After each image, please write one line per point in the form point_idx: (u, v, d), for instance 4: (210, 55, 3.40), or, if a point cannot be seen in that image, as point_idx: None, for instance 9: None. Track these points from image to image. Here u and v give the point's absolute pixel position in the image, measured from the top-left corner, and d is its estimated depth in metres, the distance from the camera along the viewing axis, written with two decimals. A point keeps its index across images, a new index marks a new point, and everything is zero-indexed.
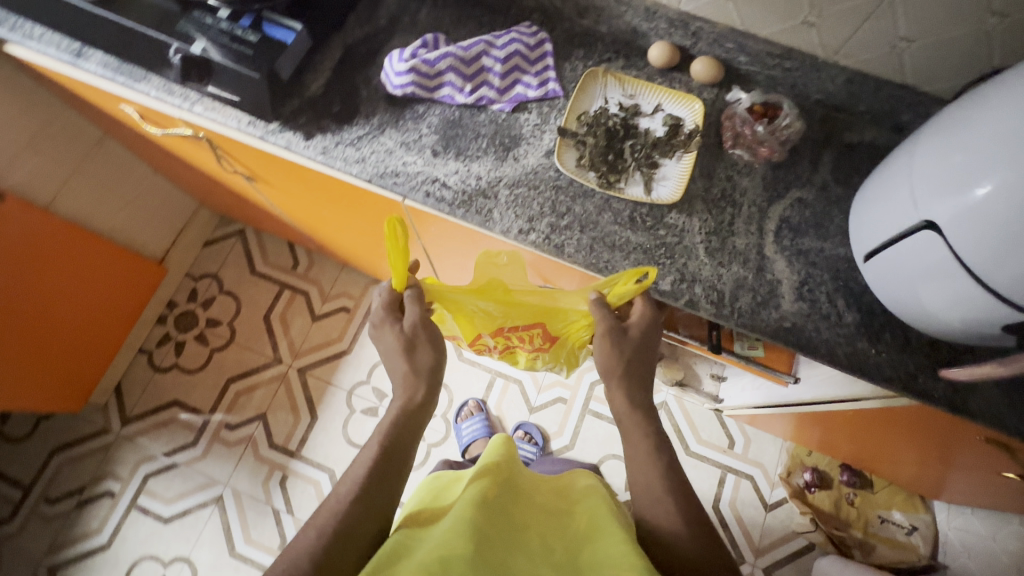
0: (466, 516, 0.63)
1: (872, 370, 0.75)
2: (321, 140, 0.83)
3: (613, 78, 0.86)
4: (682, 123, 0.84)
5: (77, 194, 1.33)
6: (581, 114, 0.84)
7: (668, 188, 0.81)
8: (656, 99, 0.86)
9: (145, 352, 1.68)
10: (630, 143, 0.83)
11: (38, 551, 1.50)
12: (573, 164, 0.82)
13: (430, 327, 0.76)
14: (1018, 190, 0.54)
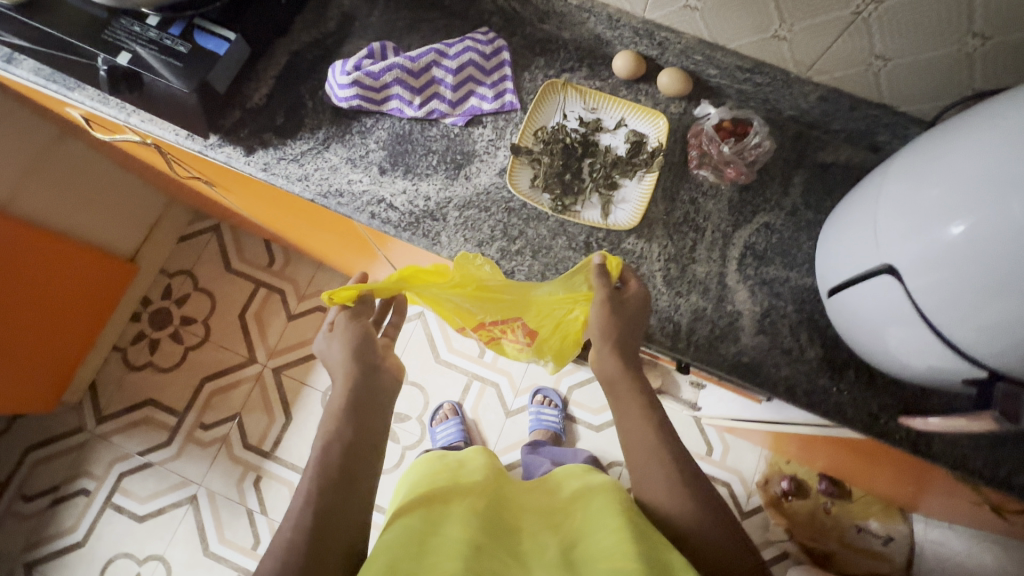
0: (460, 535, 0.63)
1: (833, 409, 0.71)
2: (262, 156, 0.78)
3: (574, 91, 0.81)
4: (644, 141, 0.79)
5: (32, 194, 1.29)
6: (538, 129, 0.80)
7: (627, 212, 0.77)
8: (619, 114, 0.81)
9: (119, 350, 1.66)
10: (588, 163, 0.79)
11: (16, 547, 1.52)
12: (527, 185, 0.77)
13: (366, 356, 0.70)
14: (993, 235, 0.48)
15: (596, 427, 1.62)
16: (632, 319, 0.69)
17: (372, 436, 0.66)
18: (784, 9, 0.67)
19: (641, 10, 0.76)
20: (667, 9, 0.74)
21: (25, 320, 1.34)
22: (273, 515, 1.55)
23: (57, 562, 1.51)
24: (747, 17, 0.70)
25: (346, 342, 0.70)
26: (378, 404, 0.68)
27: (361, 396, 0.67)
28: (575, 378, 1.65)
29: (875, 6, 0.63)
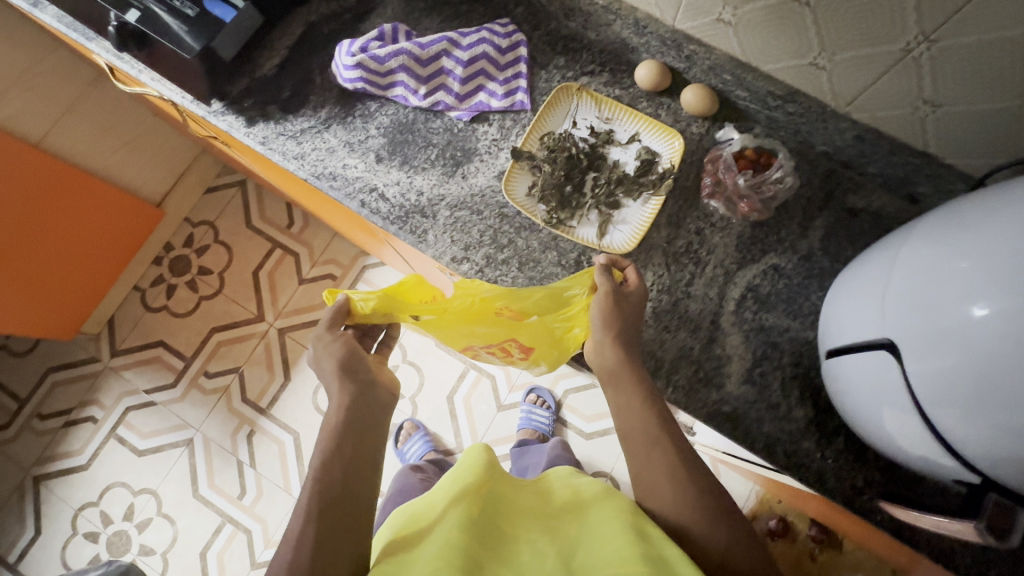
0: (450, 545, 0.58)
1: (812, 475, 0.67)
2: (262, 129, 0.77)
3: (588, 97, 0.76)
4: (656, 160, 0.74)
5: (69, 132, 1.32)
6: (545, 134, 0.75)
7: (622, 235, 0.73)
8: (634, 127, 0.76)
9: (139, 290, 1.72)
10: (591, 178, 0.75)
11: (28, 460, 1.63)
12: (523, 192, 0.74)
13: (353, 359, 0.67)
14: (1017, 333, 0.42)
15: (587, 434, 1.59)
16: (629, 327, 0.65)
17: (358, 450, 0.60)
18: (826, 36, 0.60)
19: (671, 19, 0.70)
20: (699, 20, 0.67)
21: (53, 253, 1.40)
22: (261, 470, 1.61)
23: (62, 479, 1.61)
24: (783, 40, 0.63)
25: (335, 365, 0.66)
26: (378, 425, 0.64)
27: (354, 420, 0.62)
28: (573, 383, 1.62)
29: (928, 45, 0.55)
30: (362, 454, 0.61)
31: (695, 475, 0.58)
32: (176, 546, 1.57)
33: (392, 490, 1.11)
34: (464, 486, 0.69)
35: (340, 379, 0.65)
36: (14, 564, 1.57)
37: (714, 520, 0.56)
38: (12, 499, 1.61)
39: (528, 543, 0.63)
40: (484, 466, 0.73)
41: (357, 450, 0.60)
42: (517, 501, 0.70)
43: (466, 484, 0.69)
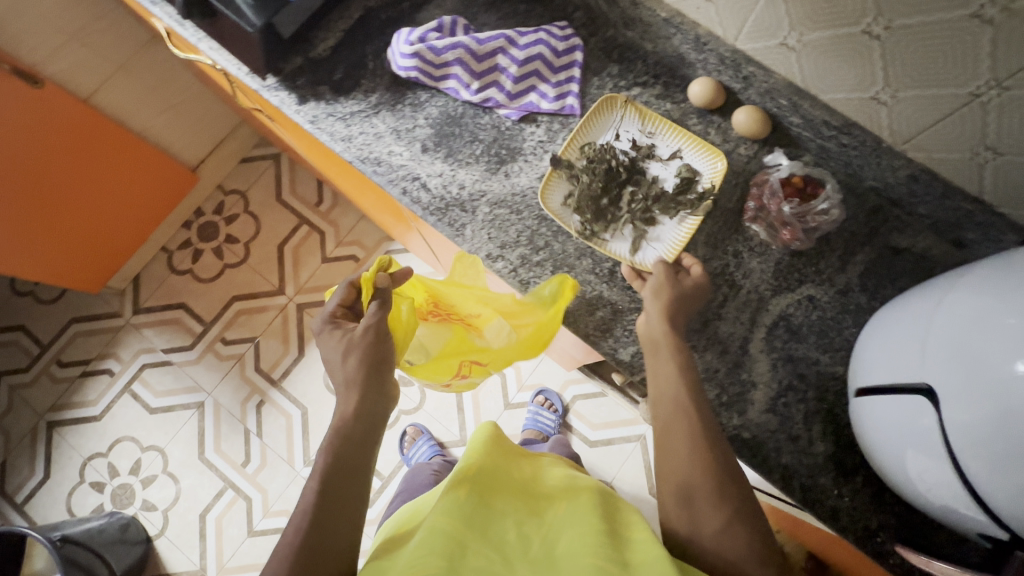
0: (433, 525, 0.67)
1: (828, 512, 0.66)
2: (312, 108, 0.78)
3: (634, 110, 0.75)
4: (696, 179, 0.73)
5: (117, 91, 1.33)
6: (586, 144, 0.75)
7: (655, 254, 0.72)
8: (677, 143, 0.75)
9: (167, 252, 1.76)
10: (630, 193, 0.74)
11: (43, 405, 1.67)
12: (559, 199, 0.73)
13: (380, 344, 0.69)
14: None
15: (590, 442, 1.59)
16: (660, 341, 0.64)
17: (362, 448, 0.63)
18: (892, 72, 0.59)
19: (732, 38, 0.69)
20: (761, 43, 0.67)
21: (89, 208, 1.43)
22: (266, 441, 1.63)
23: (74, 428, 1.66)
24: (847, 71, 0.63)
25: (363, 359, 0.67)
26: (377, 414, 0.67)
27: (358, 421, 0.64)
28: (582, 389, 1.62)
29: (999, 92, 0.54)
30: (364, 440, 0.64)
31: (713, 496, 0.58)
32: (177, 505, 1.60)
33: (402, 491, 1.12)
34: (459, 474, 0.79)
35: (367, 373, 0.66)
36: (20, 505, 1.61)
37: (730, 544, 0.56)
38: (24, 442, 1.65)
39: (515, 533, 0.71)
40: (477, 456, 0.83)
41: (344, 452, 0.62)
42: (504, 485, 0.80)
43: (460, 473, 0.79)
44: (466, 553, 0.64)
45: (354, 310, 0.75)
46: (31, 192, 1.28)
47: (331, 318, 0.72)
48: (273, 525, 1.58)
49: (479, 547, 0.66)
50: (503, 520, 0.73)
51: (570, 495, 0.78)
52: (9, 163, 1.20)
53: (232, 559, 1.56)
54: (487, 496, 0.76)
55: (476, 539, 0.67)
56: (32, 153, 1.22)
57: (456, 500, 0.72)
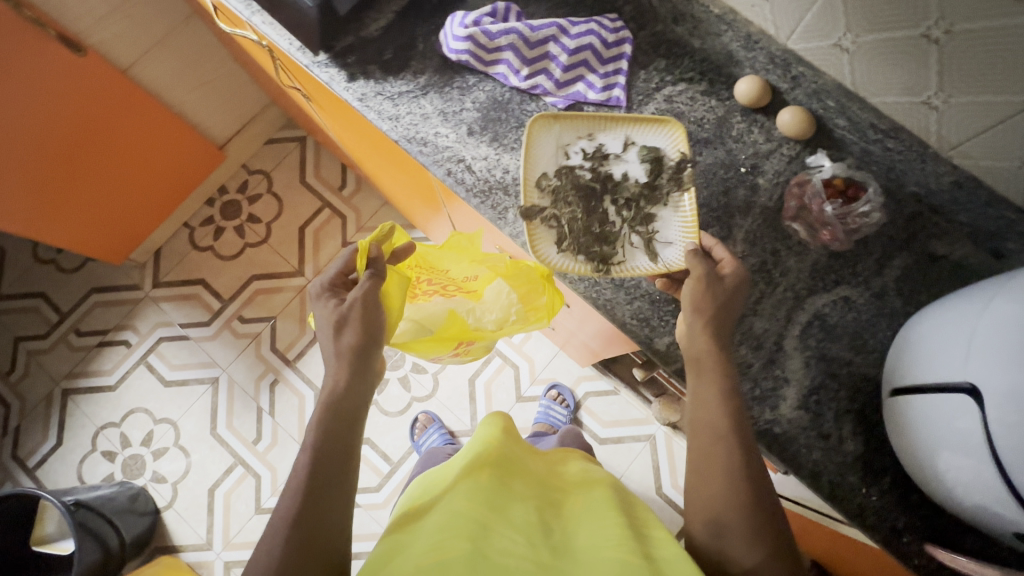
0: (457, 508, 0.68)
1: (855, 510, 0.67)
2: (362, 86, 0.79)
3: (563, 123, 0.73)
4: (663, 156, 0.73)
5: (154, 63, 1.34)
6: (540, 181, 0.72)
7: (678, 250, 0.71)
8: (622, 132, 0.74)
9: (189, 228, 1.77)
10: (608, 205, 0.73)
11: (59, 372, 1.69)
12: (555, 249, 0.71)
13: (368, 313, 0.73)
14: None
15: (600, 439, 1.59)
16: (699, 332, 0.65)
17: (348, 419, 0.69)
18: (947, 77, 0.60)
19: (784, 37, 0.72)
20: (814, 43, 0.69)
21: (120, 178, 1.44)
22: (278, 420, 1.64)
23: (89, 396, 1.67)
24: (900, 73, 0.63)
25: (357, 332, 0.71)
26: (363, 383, 0.72)
27: (341, 395, 0.69)
28: (594, 386, 1.63)
29: None
30: (350, 406, 0.70)
31: (747, 486, 0.59)
32: (187, 478, 1.61)
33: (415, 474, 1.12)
34: (477, 459, 0.81)
35: (358, 348, 0.71)
36: (31, 470, 1.62)
37: (761, 532, 0.57)
38: (38, 407, 1.66)
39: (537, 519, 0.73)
40: (498, 446, 0.85)
41: (331, 419, 0.68)
42: (522, 474, 0.82)
43: (478, 459, 0.81)
44: (490, 535, 0.65)
45: (353, 279, 0.79)
46: (65, 159, 1.29)
47: (328, 286, 0.76)
48: None
49: (503, 526, 0.67)
50: (524, 505, 0.74)
51: (588, 491, 0.79)
52: (47, 129, 1.21)
53: (238, 535, 1.57)
54: (507, 484, 0.77)
55: (499, 520, 0.68)
56: (69, 121, 1.23)
57: (476, 484, 0.74)
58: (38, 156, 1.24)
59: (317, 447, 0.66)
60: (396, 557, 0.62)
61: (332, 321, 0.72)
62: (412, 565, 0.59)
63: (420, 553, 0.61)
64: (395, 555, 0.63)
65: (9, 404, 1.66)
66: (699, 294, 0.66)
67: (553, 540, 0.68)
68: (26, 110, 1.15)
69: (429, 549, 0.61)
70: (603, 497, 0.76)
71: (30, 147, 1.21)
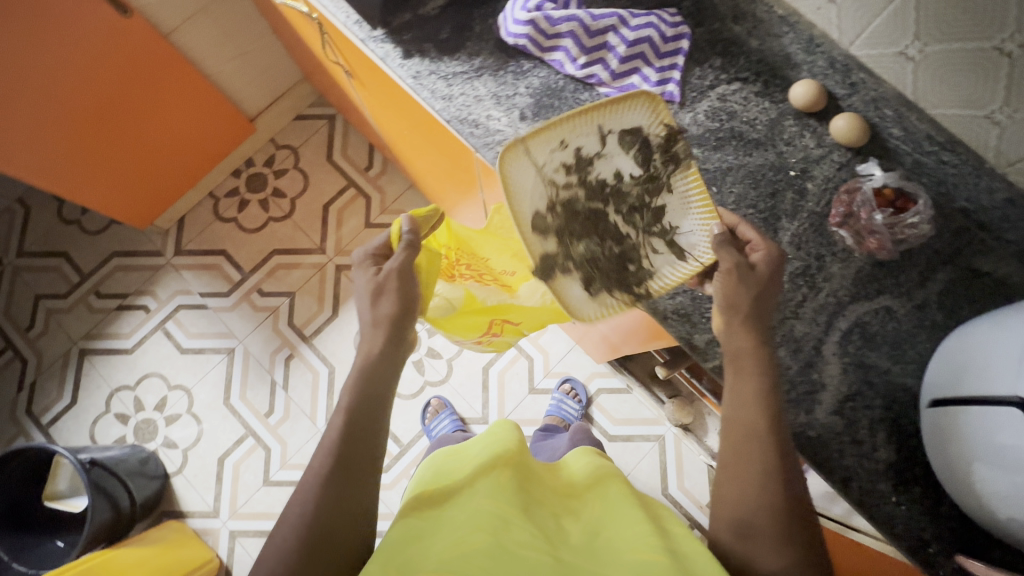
0: (480, 504, 0.68)
1: (883, 519, 0.67)
2: (416, 63, 0.80)
3: (531, 142, 0.64)
4: (645, 139, 0.69)
5: (195, 30, 1.33)
6: (538, 223, 0.65)
7: (701, 238, 0.71)
8: (593, 123, 0.67)
9: (214, 198, 1.78)
10: (613, 218, 0.71)
11: (77, 332, 1.70)
12: (586, 296, 0.68)
13: (405, 282, 0.73)
14: None
15: (609, 436, 1.60)
16: (742, 330, 0.65)
17: (379, 388, 0.70)
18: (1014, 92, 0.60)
19: (848, 42, 0.71)
20: (878, 49, 0.69)
21: (150, 143, 1.45)
22: (291, 394, 1.65)
23: (105, 358, 1.68)
24: (965, 87, 0.63)
25: (396, 300, 0.72)
26: (395, 354, 0.72)
27: (375, 362, 0.70)
28: (607, 383, 1.64)
29: None
30: (385, 374, 0.71)
31: (780, 486, 0.60)
32: (198, 446, 1.62)
33: None
34: (500, 455, 0.79)
35: (396, 318, 0.72)
36: (45, 426, 1.64)
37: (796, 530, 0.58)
38: (55, 365, 1.68)
39: (556, 517, 0.73)
40: (516, 444, 0.84)
41: (367, 385, 0.69)
42: (537, 477, 0.82)
43: (501, 455, 0.79)
44: (512, 531, 0.64)
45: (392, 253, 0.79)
46: (99, 119, 1.29)
47: (371, 254, 0.77)
48: (289, 478, 1.60)
49: (525, 522, 0.67)
50: (542, 507, 0.74)
51: (603, 485, 0.80)
52: (84, 89, 1.21)
53: (245, 505, 1.58)
54: (526, 485, 0.77)
55: (522, 517, 0.68)
56: (105, 82, 1.24)
57: (498, 482, 0.73)
58: (74, 115, 1.24)
59: (351, 419, 0.66)
60: (417, 542, 0.62)
61: (370, 288, 0.73)
62: (436, 556, 0.59)
63: (444, 544, 0.61)
64: (417, 541, 0.63)
65: (26, 360, 1.68)
66: (745, 294, 0.66)
67: (573, 539, 0.68)
68: (67, 68, 1.16)
69: (452, 545, 0.60)
70: (621, 492, 0.76)
71: (67, 105, 1.21)
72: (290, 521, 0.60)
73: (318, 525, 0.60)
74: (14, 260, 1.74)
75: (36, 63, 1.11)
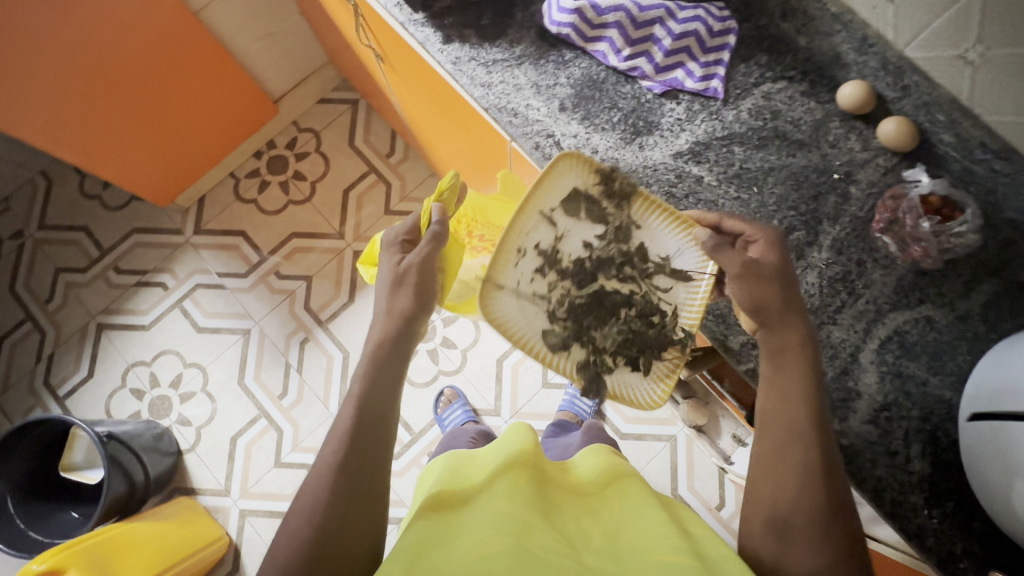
0: (499, 505, 0.66)
1: (914, 531, 0.66)
2: (456, 49, 0.79)
3: (496, 275, 0.67)
4: (587, 198, 0.70)
5: (225, 8, 1.32)
6: (546, 335, 0.70)
7: (691, 252, 0.72)
8: (535, 214, 0.68)
9: (234, 178, 1.78)
10: (611, 287, 0.72)
11: (95, 307, 1.71)
12: (635, 378, 0.72)
13: (425, 275, 0.72)
14: None
15: (621, 434, 1.59)
16: (783, 333, 0.64)
17: (392, 375, 0.69)
18: None
19: (902, 44, 0.70)
20: (935, 52, 0.67)
21: (176, 122, 1.45)
22: (305, 377, 1.66)
23: (123, 333, 1.69)
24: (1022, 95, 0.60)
25: (415, 292, 0.70)
26: (407, 345, 0.71)
27: (388, 350, 0.69)
28: None
29: None
30: (397, 364, 0.70)
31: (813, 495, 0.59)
32: (211, 425, 1.63)
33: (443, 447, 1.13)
34: (516, 453, 0.77)
35: (415, 308, 0.70)
36: (62, 398, 1.65)
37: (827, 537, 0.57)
38: (73, 338, 1.69)
39: (576, 518, 0.70)
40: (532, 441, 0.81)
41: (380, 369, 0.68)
42: (555, 475, 0.79)
43: (517, 453, 0.77)
44: (534, 534, 0.62)
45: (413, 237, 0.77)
46: (127, 96, 1.29)
47: (401, 237, 0.75)
48: (300, 460, 1.61)
49: (547, 525, 0.65)
50: (562, 507, 0.71)
51: (620, 478, 0.78)
52: (114, 65, 1.21)
53: (256, 485, 1.59)
54: (544, 484, 0.75)
55: (543, 519, 0.65)
56: (135, 58, 1.24)
57: (515, 482, 0.70)
58: (101, 89, 1.24)
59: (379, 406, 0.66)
60: (437, 547, 0.61)
61: (391, 275, 0.71)
62: (457, 562, 0.57)
63: (464, 550, 0.59)
64: (438, 545, 0.61)
65: (45, 331, 1.69)
66: (786, 296, 0.64)
67: (595, 542, 0.66)
68: (97, 43, 1.16)
69: (473, 550, 0.58)
70: (639, 488, 0.74)
71: (97, 81, 1.22)
72: (311, 505, 0.60)
73: (335, 513, 0.60)
74: (35, 232, 1.75)
75: (67, 34, 1.10)
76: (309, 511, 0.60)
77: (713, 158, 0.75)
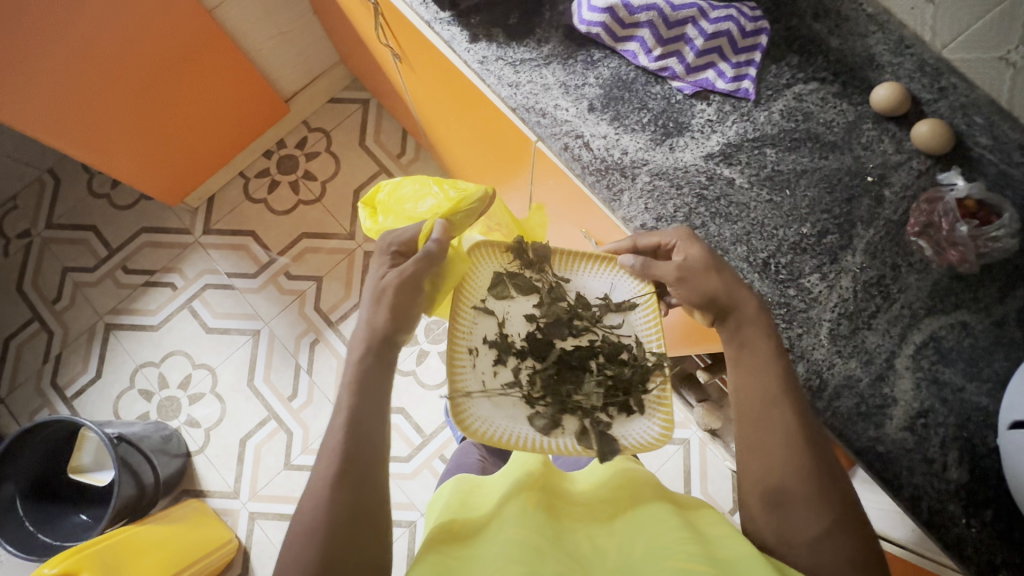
0: (509, 536, 0.62)
1: (952, 542, 0.65)
2: (483, 48, 0.78)
3: (458, 381, 0.68)
4: (508, 277, 0.74)
5: (239, 7, 1.31)
6: (533, 420, 0.68)
7: (623, 280, 0.75)
8: (472, 314, 0.72)
9: (244, 178, 1.76)
10: (570, 345, 0.73)
11: (103, 306, 1.70)
12: (631, 424, 0.70)
13: (402, 292, 0.67)
14: None
15: None
16: None
17: (375, 386, 0.65)
18: None
19: (940, 45, 0.71)
20: (976, 54, 0.68)
21: (189, 121, 1.44)
22: (315, 379, 1.64)
23: (131, 333, 1.68)
24: None
25: (392, 310, 0.66)
26: (389, 355, 0.66)
27: (364, 365, 0.65)
28: None
29: None
30: (378, 374, 0.65)
31: (847, 503, 0.58)
32: (220, 426, 1.62)
33: (451, 464, 1.01)
34: (522, 477, 0.73)
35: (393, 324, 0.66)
36: (70, 398, 1.64)
37: (859, 545, 0.57)
38: (81, 338, 1.68)
39: (590, 538, 0.67)
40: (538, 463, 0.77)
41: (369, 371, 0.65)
42: (567, 491, 0.75)
43: (523, 476, 0.74)
44: (545, 563, 0.58)
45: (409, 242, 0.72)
46: (141, 95, 1.28)
47: (389, 248, 0.70)
48: (310, 462, 1.59)
49: (560, 554, 0.61)
50: (575, 528, 0.68)
51: (632, 481, 0.74)
52: (128, 65, 1.21)
53: (265, 487, 1.58)
54: (555, 504, 0.71)
55: (555, 547, 0.62)
56: (150, 58, 1.23)
57: (525, 505, 0.68)
58: (115, 90, 1.23)
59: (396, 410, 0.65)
60: None
61: (371, 292, 0.67)
62: None
63: None
64: None
65: (53, 331, 1.68)
66: None
67: (611, 562, 0.62)
68: (112, 41, 1.15)
69: None
70: (654, 493, 0.70)
71: (111, 82, 1.21)
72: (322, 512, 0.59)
73: (342, 517, 0.58)
74: (42, 231, 1.73)
75: (82, 35, 1.10)
76: (310, 529, 0.57)
77: (745, 160, 0.74)
